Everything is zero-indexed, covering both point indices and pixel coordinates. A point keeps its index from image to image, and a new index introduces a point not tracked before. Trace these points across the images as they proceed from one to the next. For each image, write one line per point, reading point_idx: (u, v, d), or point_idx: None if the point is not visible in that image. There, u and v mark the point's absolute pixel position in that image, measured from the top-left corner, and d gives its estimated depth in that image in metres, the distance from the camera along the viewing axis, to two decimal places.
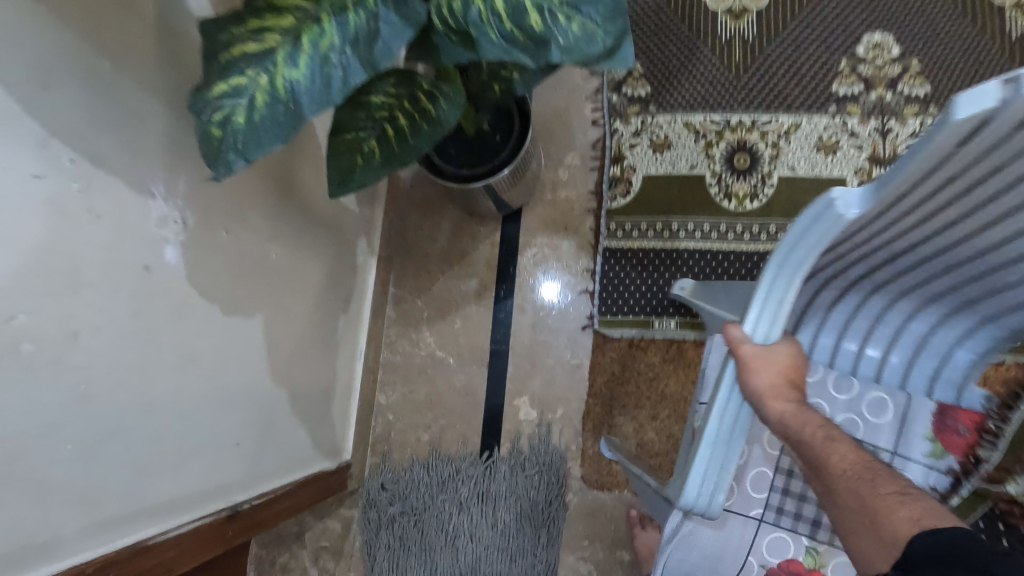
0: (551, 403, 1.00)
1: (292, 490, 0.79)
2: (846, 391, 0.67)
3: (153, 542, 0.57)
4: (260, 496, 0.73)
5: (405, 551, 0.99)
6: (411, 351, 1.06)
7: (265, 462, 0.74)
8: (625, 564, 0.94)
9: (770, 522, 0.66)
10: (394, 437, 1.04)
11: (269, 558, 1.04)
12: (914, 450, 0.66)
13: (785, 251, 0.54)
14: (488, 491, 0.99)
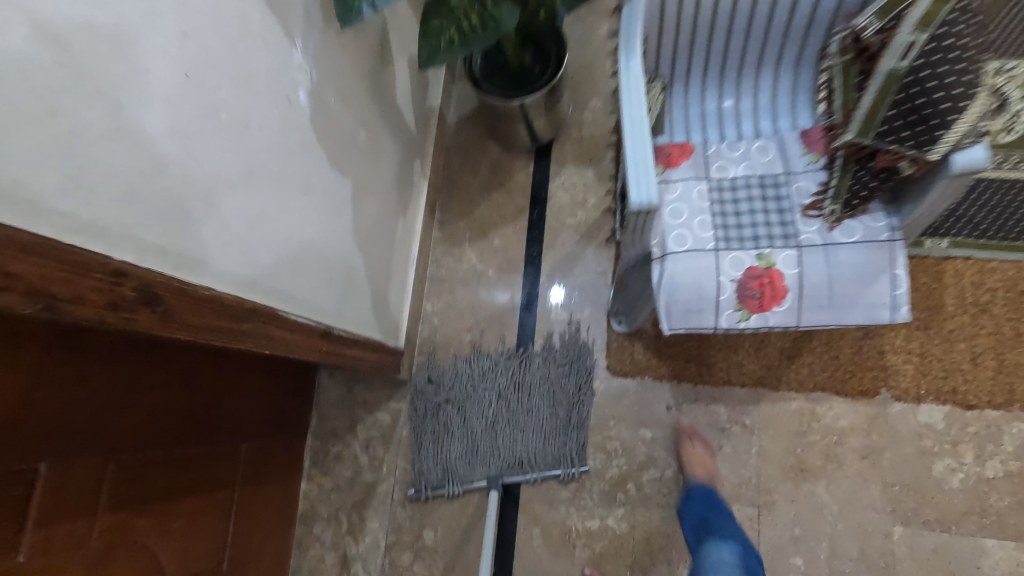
0: (579, 305, 1.14)
1: (366, 342, 0.93)
2: (736, 149, 0.82)
3: (281, 316, 0.70)
4: (346, 333, 0.87)
5: (450, 435, 1.11)
6: (455, 266, 1.21)
7: (347, 308, 0.88)
8: (647, 441, 1.06)
9: (724, 248, 0.78)
10: (439, 338, 1.17)
11: (323, 449, 1.16)
12: (794, 165, 0.80)
13: (627, 23, 0.72)
14: (524, 381, 1.11)
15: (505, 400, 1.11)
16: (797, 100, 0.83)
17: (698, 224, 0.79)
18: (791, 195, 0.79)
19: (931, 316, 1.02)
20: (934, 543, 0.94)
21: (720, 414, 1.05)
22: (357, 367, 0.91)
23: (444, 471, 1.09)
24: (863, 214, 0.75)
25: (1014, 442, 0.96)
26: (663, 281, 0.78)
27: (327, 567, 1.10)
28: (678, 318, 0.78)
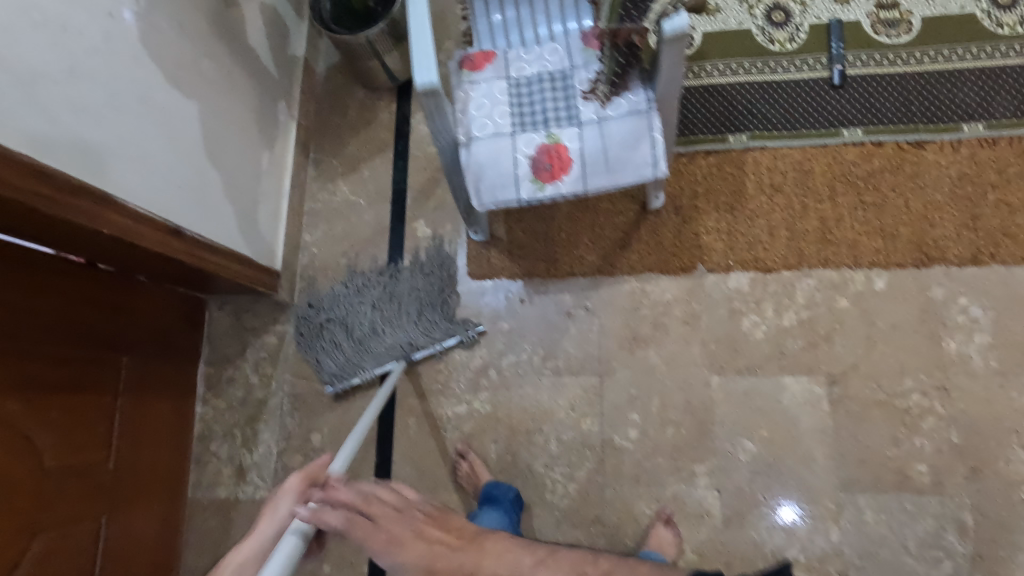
0: (442, 221, 1.26)
1: (228, 252, 1.03)
2: (532, 52, 0.96)
3: (117, 203, 0.81)
4: (203, 238, 0.98)
5: (332, 349, 1.21)
6: (330, 198, 1.31)
7: (204, 217, 0.99)
8: (505, 332, 1.19)
9: (520, 131, 0.92)
10: (318, 264, 1.28)
11: (216, 374, 1.24)
12: (576, 60, 0.94)
13: None
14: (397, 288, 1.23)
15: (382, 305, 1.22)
16: (580, 5, 0.97)
17: (498, 114, 0.93)
18: (575, 84, 0.93)
19: (735, 199, 1.19)
20: (743, 386, 1.10)
21: (565, 300, 1.19)
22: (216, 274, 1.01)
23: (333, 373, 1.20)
24: (626, 93, 0.90)
25: (804, 296, 1.13)
26: (469, 163, 0.92)
27: (225, 479, 1.19)
28: (485, 193, 0.92)
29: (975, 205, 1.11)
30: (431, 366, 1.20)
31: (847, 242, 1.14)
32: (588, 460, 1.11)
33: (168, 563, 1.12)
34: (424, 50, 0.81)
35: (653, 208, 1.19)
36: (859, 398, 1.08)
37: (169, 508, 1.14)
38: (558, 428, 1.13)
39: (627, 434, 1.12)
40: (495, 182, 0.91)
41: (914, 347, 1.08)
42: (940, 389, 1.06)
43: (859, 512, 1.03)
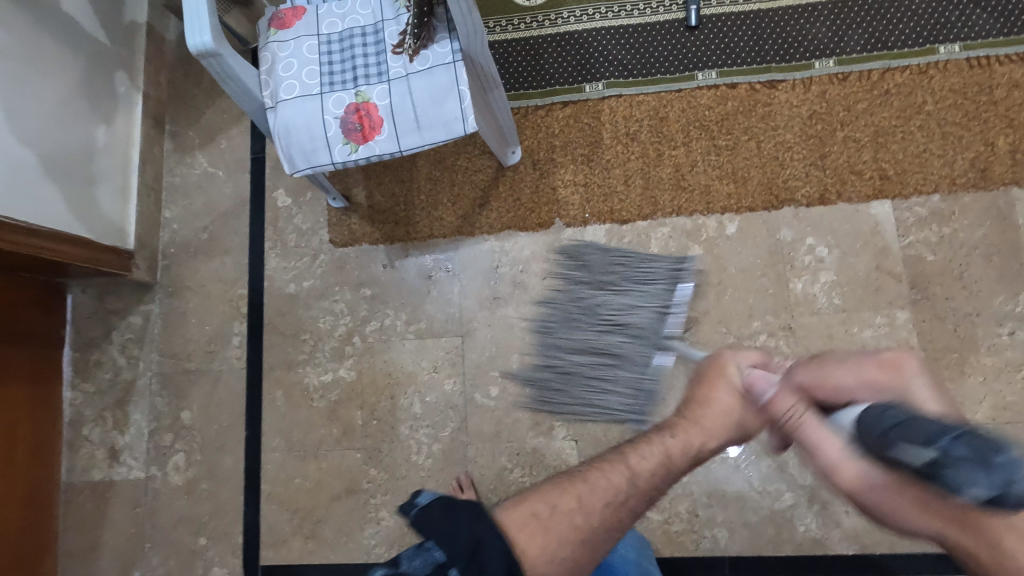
0: (302, 189, 1.24)
1: (54, 233, 1.01)
2: (343, 7, 0.93)
3: None
4: (15, 221, 0.96)
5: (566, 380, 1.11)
6: (188, 172, 1.27)
7: (16, 200, 0.97)
8: (368, 298, 1.18)
9: (329, 91, 0.89)
10: (179, 241, 1.25)
11: (83, 358, 1.22)
12: (387, 13, 0.91)
13: None
14: (621, 277, 1.12)
15: (597, 296, 1.12)
16: None
17: (305, 75, 0.90)
18: (384, 40, 0.90)
19: (592, 150, 1.18)
20: (600, 337, 1.11)
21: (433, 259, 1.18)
22: (42, 256, 1.00)
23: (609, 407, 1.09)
24: (432, 45, 0.87)
25: (658, 245, 1.13)
26: (277, 127, 0.89)
27: (98, 461, 1.19)
28: (296, 157, 0.90)
29: (823, 143, 1.12)
30: (295, 338, 1.18)
31: (699, 188, 1.14)
32: (452, 420, 1.12)
33: (39, 547, 1.13)
34: (193, 8, 0.77)
35: (510, 164, 1.18)
36: (710, 342, 1.09)
37: (38, 495, 1.14)
38: (422, 391, 1.14)
39: (489, 391, 1.12)
40: (305, 146, 0.89)
41: (761, 289, 1.09)
42: (786, 329, 1.08)
43: (711, 457, 1.05)
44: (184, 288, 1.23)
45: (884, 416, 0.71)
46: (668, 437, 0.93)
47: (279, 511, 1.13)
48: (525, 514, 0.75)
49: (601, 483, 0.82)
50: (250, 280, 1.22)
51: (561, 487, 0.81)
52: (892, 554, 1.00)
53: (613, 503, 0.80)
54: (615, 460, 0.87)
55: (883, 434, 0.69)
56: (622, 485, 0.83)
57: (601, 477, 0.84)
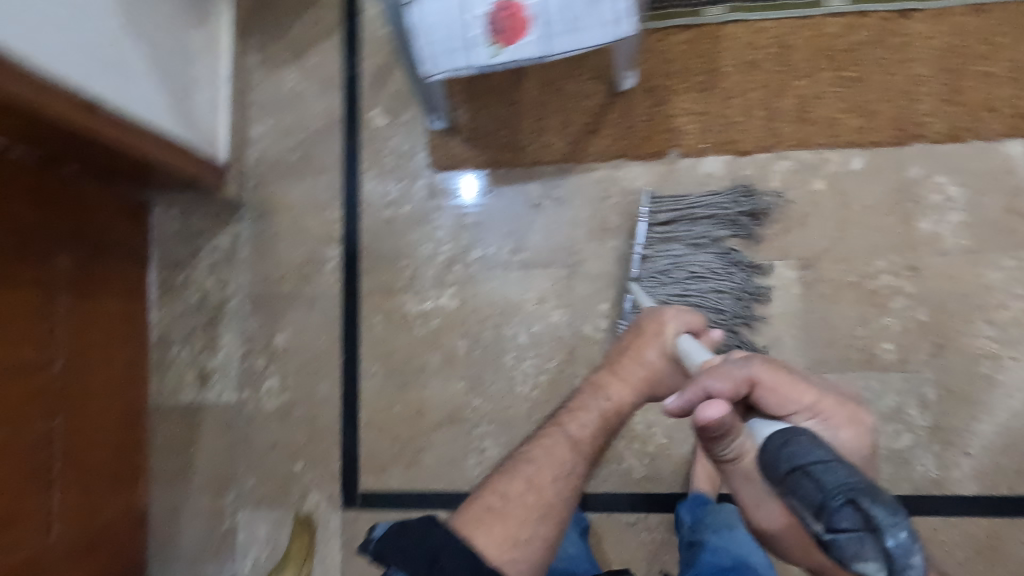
0: (400, 109, 1.18)
1: (159, 136, 0.97)
2: None
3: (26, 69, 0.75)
4: (128, 120, 0.91)
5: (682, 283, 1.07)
6: (277, 88, 1.21)
7: (130, 97, 0.92)
8: (470, 225, 1.14)
9: None
10: (269, 160, 1.19)
11: (170, 279, 1.18)
12: None
13: None
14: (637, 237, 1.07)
15: (697, 235, 1.08)
16: None
17: None
18: None
19: (711, 78, 1.12)
20: (716, 272, 1.08)
21: (469, 200, 1.15)
22: (150, 159, 0.96)
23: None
24: None
25: (779, 178, 1.09)
26: (415, 27, 0.85)
27: (187, 383, 1.16)
28: (434, 60, 0.85)
29: (958, 78, 1.07)
30: (394, 264, 1.14)
31: (825, 121, 1.09)
32: (559, 352, 1.09)
33: (133, 466, 1.11)
34: None
35: (623, 90, 1.13)
36: (830, 280, 1.06)
37: (131, 413, 1.11)
38: (528, 321, 1.11)
39: (598, 323, 1.09)
40: (444, 48, 0.84)
41: (886, 227, 1.06)
42: (911, 269, 1.05)
43: None
44: (275, 209, 1.18)
45: (773, 437, 0.58)
46: (602, 401, 0.83)
47: (379, 438, 1.11)
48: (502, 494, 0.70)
49: (586, 437, 0.78)
50: (345, 203, 1.17)
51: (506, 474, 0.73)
52: (1011, 497, 0.99)
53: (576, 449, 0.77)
54: (552, 428, 0.79)
55: (788, 467, 0.53)
56: (567, 455, 0.76)
57: (529, 466, 0.74)
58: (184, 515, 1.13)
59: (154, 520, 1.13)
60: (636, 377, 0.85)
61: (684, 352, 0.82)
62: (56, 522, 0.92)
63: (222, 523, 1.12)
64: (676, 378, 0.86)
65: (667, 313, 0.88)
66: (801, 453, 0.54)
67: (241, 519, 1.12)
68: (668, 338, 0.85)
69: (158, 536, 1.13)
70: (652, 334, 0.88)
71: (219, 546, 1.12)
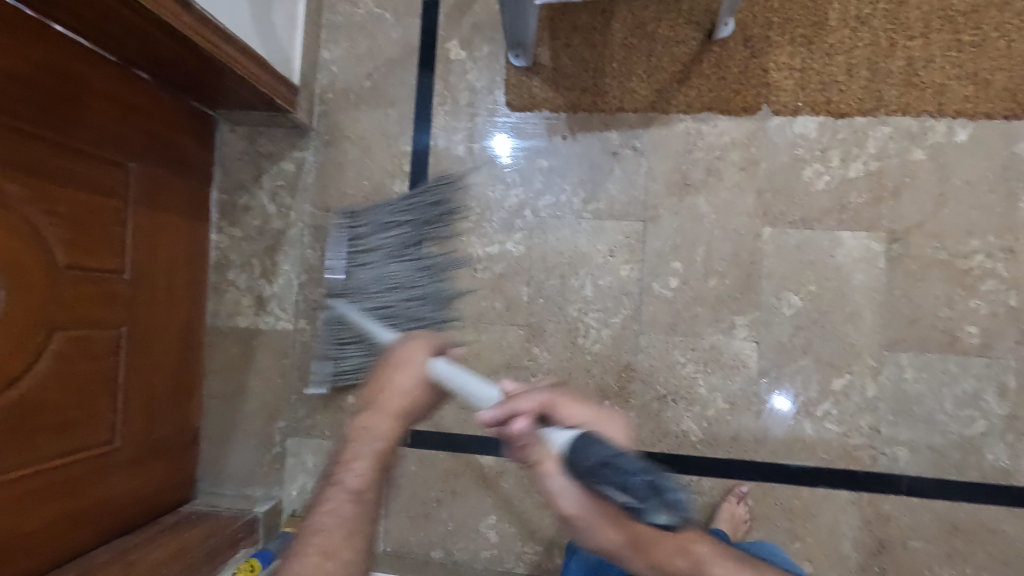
0: (478, 43, 1.12)
1: (239, 44, 0.92)
2: None
3: None
4: (211, 21, 0.87)
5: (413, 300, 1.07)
6: (351, 11, 1.15)
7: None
8: (543, 170, 1.10)
9: None
10: (339, 86, 1.15)
11: (231, 202, 1.16)
12: None
13: None
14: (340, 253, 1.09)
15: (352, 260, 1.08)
16: None
17: None
18: None
19: (815, 32, 1.05)
20: (797, 239, 1.04)
21: (505, 156, 1.11)
22: (229, 67, 0.91)
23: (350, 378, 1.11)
24: None
25: (876, 145, 1.03)
26: None
27: (244, 308, 1.15)
28: None
29: None
30: (460, 204, 1.11)
31: (933, 86, 1.02)
32: (624, 308, 1.06)
33: (189, 385, 1.11)
34: None
35: (718, 38, 1.06)
36: (919, 257, 1.01)
37: (189, 333, 1.10)
38: (595, 274, 1.07)
39: (667, 282, 1.06)
40: None
41: (987, 205, 1.00)
42: (1008, 252, 0.99)
43: (905, 375, 1.00)
44: (342, 138, 1.15)
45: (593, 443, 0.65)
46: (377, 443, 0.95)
47: None
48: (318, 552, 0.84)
49: (341, 510, 0.89)
50: (414, 136, 1.13)
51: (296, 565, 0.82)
52: None
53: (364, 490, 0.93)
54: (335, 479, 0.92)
55: (595, 464, 0.61)
56: (349, 510, 0.89)
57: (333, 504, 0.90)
58: (234, 438, 1.13)
59: (205, 440, 1.14)
60: (388, 418, 0.97)
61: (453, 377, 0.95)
62: (119, 430, 0.93)
63: (272, 449, 1.13)
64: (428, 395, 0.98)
65: (414, 343, 0.98)
66: (598, 450, 0.63)
67: (290, 446, 1.13)
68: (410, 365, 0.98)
69: (208, 456, 1.13)
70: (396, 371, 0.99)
71: (267, 470, 1.13)
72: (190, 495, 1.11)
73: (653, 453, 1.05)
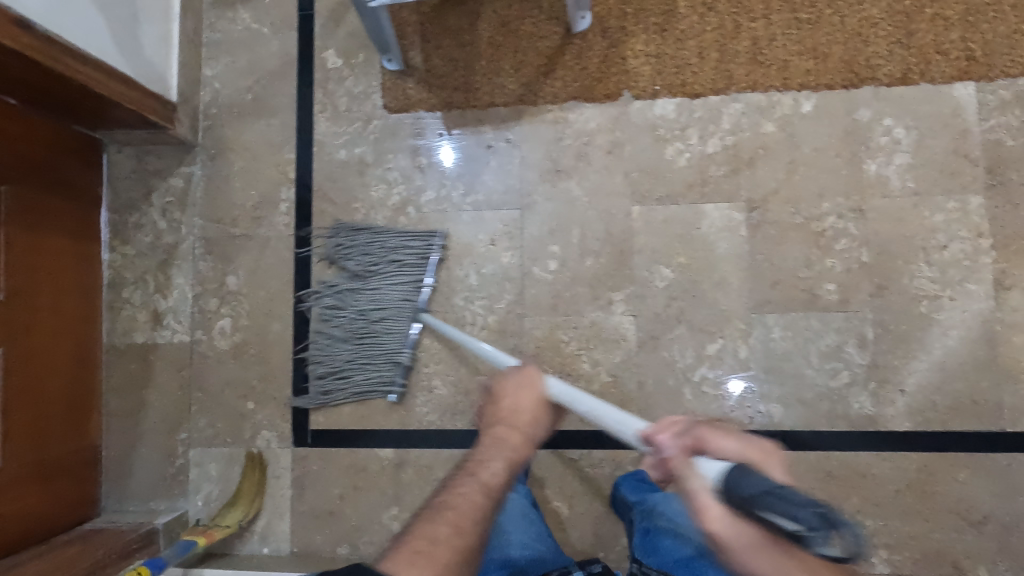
0: (354, 51, 1.16)
1: (97, 63, 0.95)
2: None
3: None
4: (62, 43, 0.90)
5: (395, 320, 1.10)
6: (230, 28, 1.19)
7: (61, 19, 0.90)
8: (422, 167, 1.14)
9: None
10: (222, 101, 1.18)
11: (122, 221, 1.18)
12: None
13: None
14: (426, 274, 1.11)
15: (366, 293, 1.10)
16: None
17: None
18: None
19: (666, 20, 1.11)
20: (664, 214, 1.09)
21: (450, 164, 1.13)
22: (88, 85, 0.94)
23: (355, 390, 1.11)
24: None
25: (730, 121, 1.09)
26: None
27: (140, 325, 1.16)
28: None
29: (910, 20, 1.06)
30: (345, 207, 1.14)
31: (778, 63, 1.08)
32: (508, 292, 1.10)
33: (87, 404, 1.12)
34: None
35: (578, 30, 1.11)
36: (776, 222, 1.07)
37: (83, 352, 1.11)
38: (478, 263, 1.11)
39: (547, 265, 1.10)
40: None
41: (834, 169, 1.06)
42: (856, 211, 1.05)
43: (772, 335, 1.05)
44: (227, 151, 1.17)
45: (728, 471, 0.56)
46: (513, 451, 0.76)
47: (332, 377, 1.12)
48: (410, 550, 0.59)
49: (463, 502, 0.67)
50: (297, 144, 1.16)
51: (436, 519, 0.64)
52: (942, 432, 1.01)
53: (460, 527, 0.63)
54: (466, 473, 0.72)
55: (746, 494, 0.53)
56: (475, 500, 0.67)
57: (462, 497, 0.67)
58: (137, 453, 1.14)
59: (108, 458, 1.14)
60: (520, 436, 0.78)
61: (566, 396, 0.78)
62: (2, 450, 0.93)
63: (175, 461, 1.14)
64: (552, 422, 0.84)
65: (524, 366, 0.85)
66: (756, 480, 0.53)
67: (194, 457, 1.14)
68: (537, 384, 0.83)
69: (112, 473, 1.14)
70: (518, 388, 0.83)
71: (173, 482, 1.13)
72: (94, 512, 1.11)
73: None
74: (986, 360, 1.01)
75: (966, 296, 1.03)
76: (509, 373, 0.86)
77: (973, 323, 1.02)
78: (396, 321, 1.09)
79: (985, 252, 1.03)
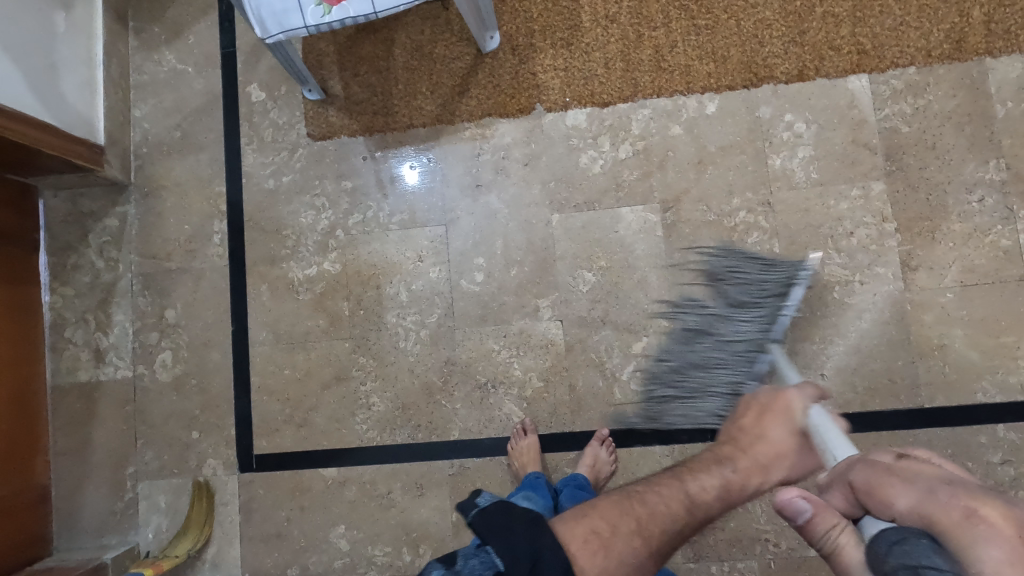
0: (276, 84, 1.20)
1: (17, 115, 1.00)
2: None
3: None
4: None
5: (734, 358, 1.01)
6: (155, 70, 1.23)
7: None
8: (348, 191, 1.17)
9: None
10: (151, 141, 1.22)
11: (60, 264, 1.20)
12: None
13: None
14: (782, 306, 1.01)
15: (750, 333, 1.01)
16: None
17: None
18: None
19: (571, 34, 1.16)
20: (583, 220, 1.12)
21: (415, 184, 1.16)
22: (10, 136, 0.98)
23: (716, 413, 1.03)
24: None
25: (639, 126, 1.13)
26: None
27: (83, 363, 1.18)
28: (267, 17, 0.89)
29: (802, 20, 1.11)
30: (276, 234, 1.17)
31: (680, 68, 1.13)
32: (438, 307, 1.13)
33: (32, 446, 1.13)
34: None
35: (488, 50, 1.16)
36: (690, 221, 1.10)
37: (25, 395, 1.13)
38: (408, 280, 1.14)
39: (474, 277, 1.13)
40: (277, 5, 0.88)
41: (740, 166, 1.10)
42: (765, 205, 1.09)
43: None
44: (160, 189, 1.21)
45: (884, 533, 0.56)
46: (729, 470, 0.85)
47: (271, 402, 1.15)
48: (587, 530, 0.68)
49: (659, 506, 0.76)
50: (226, 177, 1.20)
51: (620, 507, 0.74)
52: (862, 412, 1.04)
53: (644, 522, 0.72)
54: (680, 478, 0.82)
55: (888, 569, 0.53)
56: (679, 508, 0.77)
57: (658, 499, 0.77)
58: (86, 491, 1.16)
59: (57, 497, 1.16)
60: (749, 462, 0.86)
61: (816, 429, 0.81)
62: None
63: (124, 496, 1.15)
64: (800, 457, 0.87)
65: (785, 391, 0.90)
66: (892, 544, 0.54)
67: (142, 490, 1.15)
68: (791, 417, 0.87)
69: (61, 513, 1.15)
70: (772, 415, 0.88)
71: (122, 516, 1.15)
72: (44, 553, 1.13)
73: (502, 438, 1.10)
74: (899, 339, 1.05)
75: (875, 279, 1.06)
76: (777, 392, 0.91)
77: (884, 304, 1.06)
78: (731, 359, 1.01)
79: (890, 235, 1.07)
